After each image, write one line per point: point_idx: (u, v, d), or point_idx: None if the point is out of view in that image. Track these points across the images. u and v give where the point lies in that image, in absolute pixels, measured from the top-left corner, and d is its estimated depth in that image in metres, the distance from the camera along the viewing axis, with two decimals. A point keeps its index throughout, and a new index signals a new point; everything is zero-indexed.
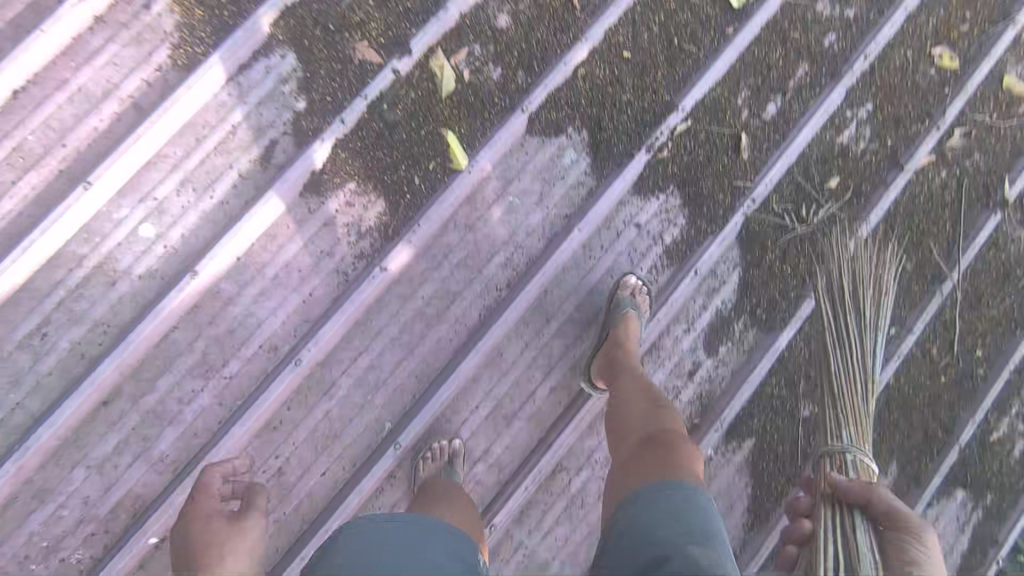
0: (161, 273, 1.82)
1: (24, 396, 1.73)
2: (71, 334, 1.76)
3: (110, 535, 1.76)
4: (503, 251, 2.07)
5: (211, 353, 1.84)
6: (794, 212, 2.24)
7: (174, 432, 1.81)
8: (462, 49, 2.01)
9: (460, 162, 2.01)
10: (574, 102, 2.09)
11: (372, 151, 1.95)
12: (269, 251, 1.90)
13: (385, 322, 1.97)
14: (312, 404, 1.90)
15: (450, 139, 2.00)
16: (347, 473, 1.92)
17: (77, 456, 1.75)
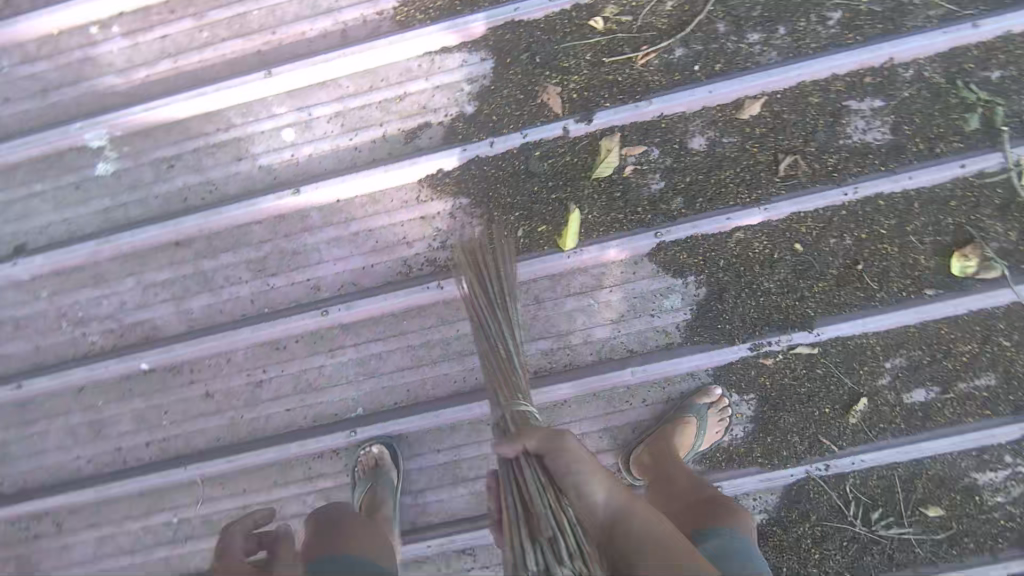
0: (277, 174, 2.02)
1: (133, 200, 2.04)
2: (189, 177, 2.03)
3: (121, 340, 2.04)
4: (552, 340, 1.99)
5: (270, 258, 2.02)
6: (863, 508, 1.94)
7: (207, 299, 2.03)
8: (639, 146, 1.91)
9: (566, 244, 1.93)
10: (709, 257, 1.92)
11: (497, 183, 1.95)
12: (365, 210, 2.01)
13: (413, 329, 2.01)
14: (314, 351, 2.02)
15: (571, 217, 1.92)
16: (302, 422, 2.01)
17: (137, 267, 2.04)
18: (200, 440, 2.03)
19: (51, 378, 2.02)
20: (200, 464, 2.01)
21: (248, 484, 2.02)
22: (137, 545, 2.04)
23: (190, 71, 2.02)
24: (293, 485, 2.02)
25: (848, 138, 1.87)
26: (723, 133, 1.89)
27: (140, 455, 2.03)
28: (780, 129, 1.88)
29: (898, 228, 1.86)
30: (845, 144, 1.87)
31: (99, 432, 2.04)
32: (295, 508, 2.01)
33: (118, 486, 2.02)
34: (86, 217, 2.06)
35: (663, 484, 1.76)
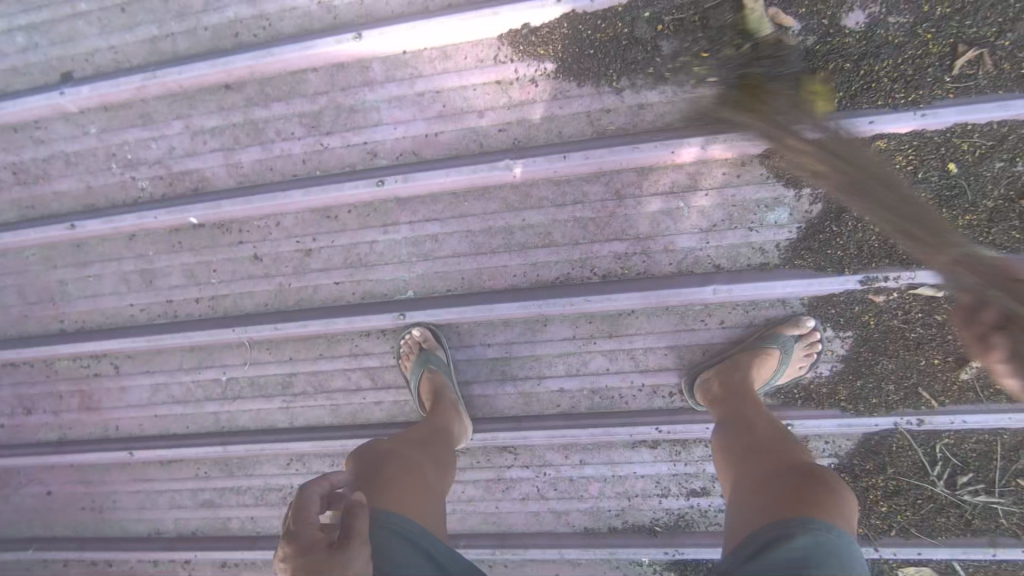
0: (338, 15, 1.74)
1: (179, 32, 1.82)
2: (239, 10, 1.78)
3: (171, 189, 1.94)
4: (629, 243, 1.76)
5: (325, 115, 1.81)
6: (950, 470, 1.74)
7: (257, 153, 1.87)
8: (785, 18, 1.55)
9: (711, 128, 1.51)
10: None
11: (591, 48, 1.64)
12: (433, 68, 1.73)
13: (475, 212, 1.81)
14: (367, 224, 1.86)
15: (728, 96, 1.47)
16: (351, 298, 1.91)
17: (186, 111, 1.87)
18: (250, 302, 1.97)
19: (100, 221, 1.94)
20: (247, 327, 1.95)
21: (296, 351, 1.99)
22: (192, 393, 2.09)
23: None
24: (340, 359, 1.97)
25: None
26: (893, 13, 1.52)
27: (190, 310, 2.01)
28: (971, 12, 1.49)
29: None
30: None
31: (151, 281, 2.02)
32: (341, 381, 1.98)
33: (168, 337, 2.00)
34: (129, 47, 1.85)
35: (738, 424, 1.48)
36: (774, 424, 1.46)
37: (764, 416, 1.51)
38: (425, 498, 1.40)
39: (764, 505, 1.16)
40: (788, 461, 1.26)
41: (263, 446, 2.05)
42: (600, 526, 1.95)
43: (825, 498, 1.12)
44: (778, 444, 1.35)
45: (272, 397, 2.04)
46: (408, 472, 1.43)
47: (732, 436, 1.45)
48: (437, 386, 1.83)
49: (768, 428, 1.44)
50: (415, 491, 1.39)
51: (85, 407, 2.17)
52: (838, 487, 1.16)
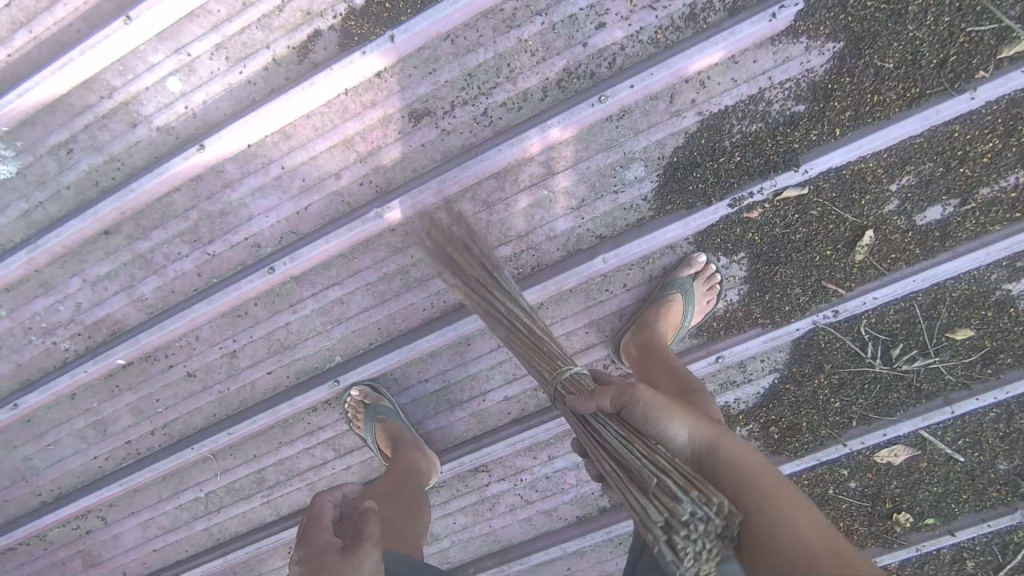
0: (178, 132, 1.84)
1: (46, 197, 1.92)
2: (91, 159, 1.87)
3: (91, 341, 2.02)
4: (513, 244, 1.81)
5: (201, 226, 1.89)
6: (882, 346, 1.79)
7: (155, 281, 1.95)
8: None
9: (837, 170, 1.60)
10: (675, 112, 1.68)
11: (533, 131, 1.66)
12: (280, 149, 1.81)
13: (367, 265, 1.87)
14: (275, 311, 1.93)
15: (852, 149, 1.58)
16: (287, 381, 1.99)
17: (77, 266, 1.96)
18: (199, 418, 2.05)
19: (38, 392, 2.03)
20: (203, 442, 2.03)
21: (258, 448, 2.06)
22: (179, 518, 2.16)
23: (47, 36, 1.78)
24: (299, 441, 2.05)
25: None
26: None
27: (150, 444, 2.09)
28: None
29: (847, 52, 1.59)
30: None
31: (105, 430, 2.10)
32: (308, 461, 2.05)
33: (138, 475, 2.08)
34: (7, 227, 1.95)
35: (646, 392, 1.54)
36: (681, 376, 1.53)
37: (676, 372, 1.56)
38: (396, 540, 1.44)
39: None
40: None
41: (260, 545, 2.12)
42: (588, 508, 2.03)
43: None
44: (676, 400, 1.42)
45: (251, 496, 2.11)
46: (385, 521, 1.51)
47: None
48: (395, 431, 1.86)
49: (669, 386, 1.50)
50: (379, 533, 1.45)
51: (89, 565, 2.24)
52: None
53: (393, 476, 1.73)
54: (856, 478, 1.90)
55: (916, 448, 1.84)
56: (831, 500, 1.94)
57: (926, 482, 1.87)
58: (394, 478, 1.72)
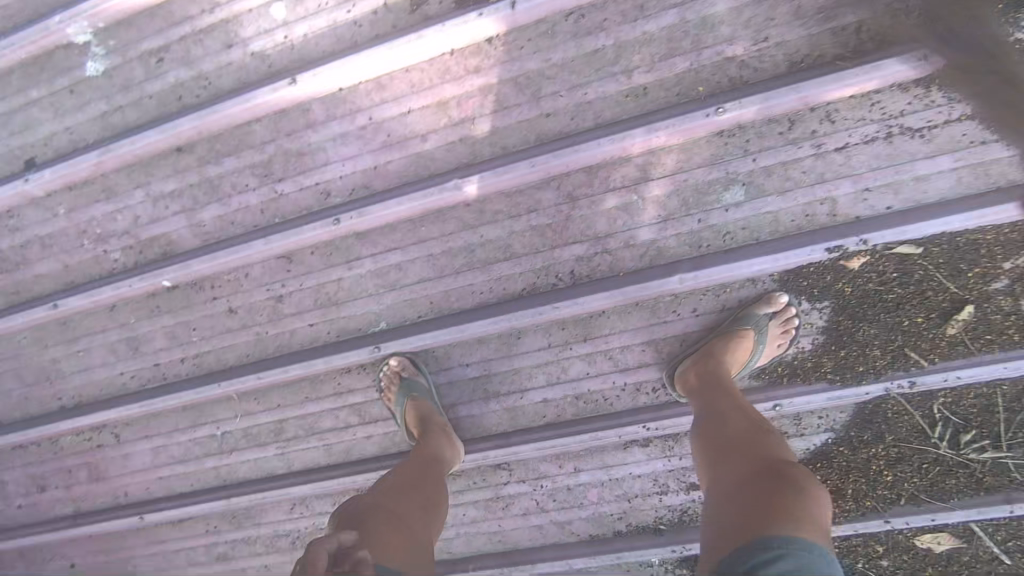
0: (271, 61, 1.77)
1: (128, 103, 1.88)
2: (179, 73, 1.83)
3: (141, 256, 1.99)
4: (589, 244, 1.72)
5: (274, 162, 1.83)
6: (952, 429, 1.66)
7: (218, 209, 1.90)
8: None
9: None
10: (793, 139, 1.56)
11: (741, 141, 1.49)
12: (371, 99, 1.74)
13: (434, 235, 1.80)
14: (331, 263, 1.87)
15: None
16: (327, 337, 1.93)
17: (144, 179, 1.93)
18: (231, 356, 2.00)
19: (80, 296, 2.01)
20: (231, 380, 1.98)
21: (283, 397, 2.01)
22: (190, 450, 2.12)
23: None
24: (326, 399, 1.99)
25: None
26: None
27: (177, 371, 2.05)
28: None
29: None
30: None
31: (137, 348, 2.06)
32: (330, 421, 1.99)
33: (160, 398, 2.05)
34: (84, 125, 1.92)
35: (712, 427, 1.44)
36: (752, 414, 1.46)
37: (744, 408, 1.49)
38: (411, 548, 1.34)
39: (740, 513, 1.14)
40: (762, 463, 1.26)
41: (264, 495, 2.07)
42: (605, 531, 1.93)
43: (797, 503, 1.12)
44: (751, 437, 1.35)
45: (266, 445, 2.06)
46: (395, 525, 1.38)
47: (705, 439, 1.42)
48: (424, 411, 1.81)
49: (741, 422, 1.42)
50: (398, 537, 1.34)
51: (94, 478, 2.22)
52: (805, 488, 1.16)
53: (412, 467, 1.65)
54: (890, 558, 1.77)
55: (961, 540, 1.72)
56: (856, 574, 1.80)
57: None
58: (411, 469, 1.65)
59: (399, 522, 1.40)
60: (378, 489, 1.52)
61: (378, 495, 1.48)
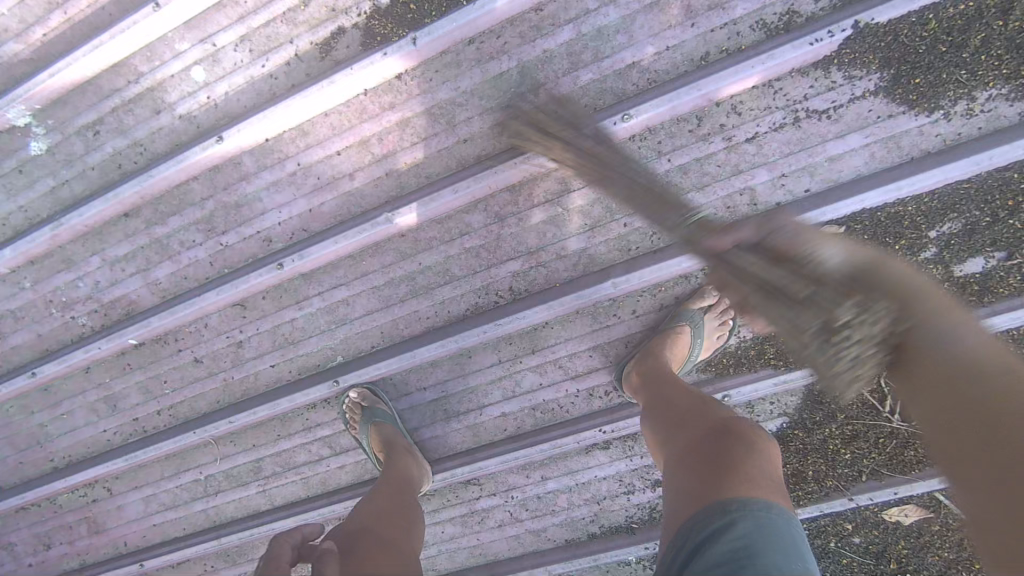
0: (199, 120, 1.84)
1: (73, 175, 1.96)
2: (116, 142, 1.91)
3: (106, 318, 2.07)
4: (522, 260, 1.76)
5: (216, 216, 1.90)
6: (903, 401, 1.68)
7: (170, 267, 1.97)
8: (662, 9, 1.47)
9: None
10: (702, 136, 1.59)
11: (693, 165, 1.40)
12: (297, 146, 1.81)
13: (375, 268, 1.85)
14: (282, 306, 1.93)
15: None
16: (289, 377, 1.99)
17: (98, 245, 2.01)
18: (203, 404, 2.07)
19: (55, 363, 2.09)
20: (205, 427, 2.05)
21: (257, 438, 2.08)
22: (178, 497, 2.20)
23: (82, 17, 1.82)
24: (297, 435, 2.05)
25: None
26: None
27: (156, 423, 2.13)
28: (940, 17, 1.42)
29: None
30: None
31: (115, 406, 2.15)
32: (304, 456, 2.05)
33: (143, 452, 2.13)
34: (37, 201, 2.01)
35: (660, 411, 1.45)
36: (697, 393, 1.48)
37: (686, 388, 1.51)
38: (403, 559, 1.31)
39: (693, 479, 1.13)
40: (709, 428, 1.27)
41: (252, 534, 2.14)
42: (579, 534, 1.97)
43: (745, 460, 1.13)
44: (696, 410, 1.37)
45: (248, 484, 2.13)
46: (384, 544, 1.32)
47: (659, 420, 1.43)
48: (388, 436, 1.86)
49: (684, 400, 1.45)
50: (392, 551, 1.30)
51: (94, 532, 2.31)
52: (753, 446, 1.17)
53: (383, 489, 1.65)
54: (861, 534, 1.80)
55: (928, 510, 1.74)
56: (831, 553, 1.84)
57: (938, 547, 1.75)
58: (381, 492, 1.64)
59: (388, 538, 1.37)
60: (360, 511, 1.48)
61: (362, 519, 1.44)
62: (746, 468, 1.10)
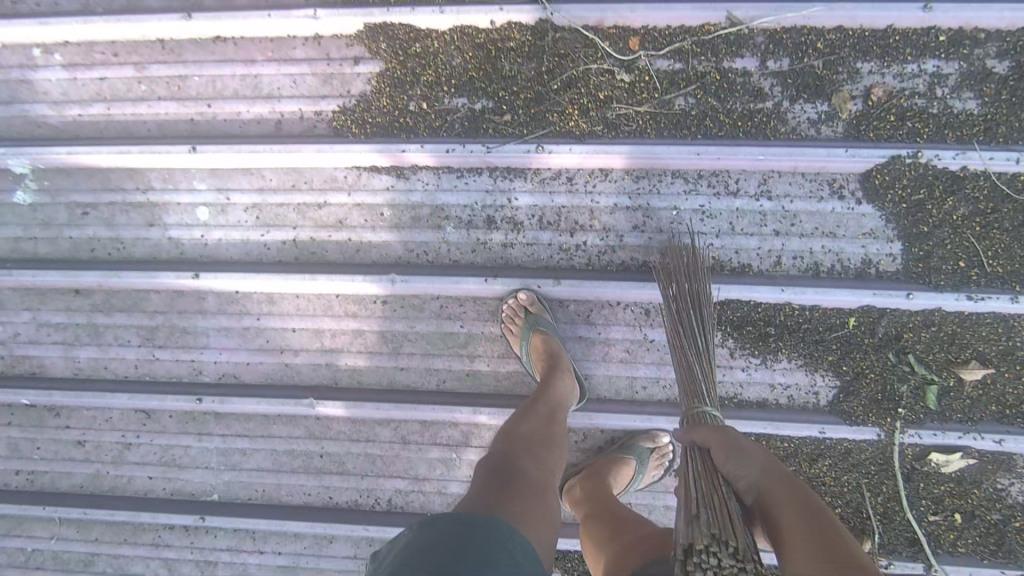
0: (183, 250, 2.02)
1: (42, 237, 2.04)
2: (98, 229, 2.03)
3: (8, 369, 2.10)
4: (407, 481, 2.05)
5: (161, 331, 2.05)
6: None
7: (93, 352, 2.07)
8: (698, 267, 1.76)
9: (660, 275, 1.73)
10: (582, 448, 2.03)
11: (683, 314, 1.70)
12: (262, 308, 2.02)
13: (280, 434, 2.06)
14: (185, 431, 2.08)
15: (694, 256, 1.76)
16: (161, 494, 2.10)
17: (35, 304, 2.07)
18: (65, 483, 2.12)
19: None
20: (56, 509, 2.09)
21: (102, 534, 2.13)
22: None
23: (122, 121, 1.98)
24: (141, 546, 2.12)
25: (811, 448, 1.90)
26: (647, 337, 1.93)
27: (6, 481, 2.13)
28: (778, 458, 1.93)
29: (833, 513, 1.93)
30: (808, 445, 1.90)
31: None
32: (138, 567, 2.12)
33: None
34: None
35: (525, 433, 1.53)
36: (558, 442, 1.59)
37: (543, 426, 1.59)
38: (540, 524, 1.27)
39: (488, 491, 1.29)
40: (530, 474, 1.39)
41: None
42: None
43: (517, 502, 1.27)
44: (534, 439, 1.52)
45: (71, 572, 2.15)
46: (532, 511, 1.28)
47: (518, 438, 1.51)
48: None
49: (535, 427, 1.57)
50: (539, 518, 1.28)
51: None
52: (515, 476, 1.35)
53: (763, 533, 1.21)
54: None
55: None
56: None
57: None
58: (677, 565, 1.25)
59: (538, 508, 1.30)
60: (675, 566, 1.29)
61: (542, 510, 1.31)
62: (511, 494, 1.29)
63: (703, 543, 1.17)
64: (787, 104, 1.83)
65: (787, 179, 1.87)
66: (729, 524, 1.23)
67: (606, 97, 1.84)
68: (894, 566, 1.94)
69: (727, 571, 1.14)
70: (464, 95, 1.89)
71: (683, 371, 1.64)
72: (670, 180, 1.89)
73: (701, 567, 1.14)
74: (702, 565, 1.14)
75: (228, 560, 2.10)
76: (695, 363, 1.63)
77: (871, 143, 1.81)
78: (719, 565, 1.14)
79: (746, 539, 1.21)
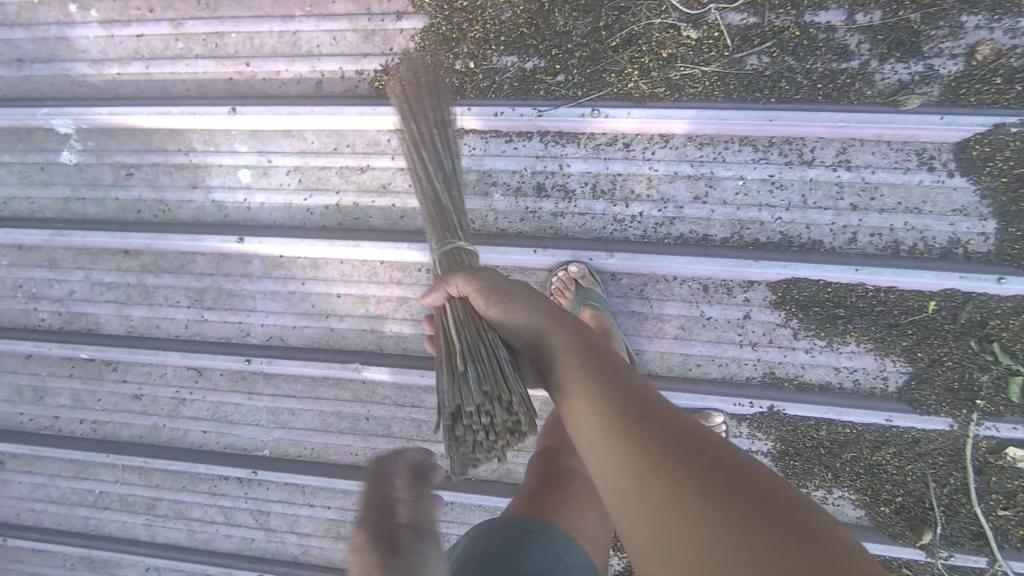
0: (227, 213, 1.99)
1: (89, 197, 2.04)
2: (142, 190, 2.00)
3: (67, 325, 2.16)
4: None
5: (209, 293, 2.06)
6: None
7: (145, 312, 2.10)
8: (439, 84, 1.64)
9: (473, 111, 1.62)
10: None
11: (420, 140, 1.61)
12: (306, 274, 2.00)
13: (327, 397, 2.08)
14: (236, 390, 2.12)
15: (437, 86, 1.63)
16: (216, 448, 2.18)
17: (87, 263, 2.10)
18: (127, 434, 2.22)
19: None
20: (119, 457, 2.19)
21: (163, 481, 2.24)
22: (66, 496, 2.32)
23: (160, 79, 1.91)
24: (200, 494, 2.23)
25: (877, 435, 1.81)
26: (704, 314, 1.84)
27: (73, 429, 2.24)
28: (839, 443, 1.84)
29: (893, 502, 1.84)
30: (872, 432, 1.81)
31: (41, 397, 2.23)
32: (198, 513, 2.25)
33: (48, 451, 2.23)
34: (42, 200, 2.06)
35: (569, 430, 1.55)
36: None
37: None
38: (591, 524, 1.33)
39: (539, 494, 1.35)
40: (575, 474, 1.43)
41: (123, 557, 2.29)
42: None
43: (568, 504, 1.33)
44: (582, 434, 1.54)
45: (137, 513, 2.28)
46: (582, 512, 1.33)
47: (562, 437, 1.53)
48: None
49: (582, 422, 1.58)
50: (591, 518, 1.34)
51: None
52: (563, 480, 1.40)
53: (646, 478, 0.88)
54: None
55: None
56: None
57: None
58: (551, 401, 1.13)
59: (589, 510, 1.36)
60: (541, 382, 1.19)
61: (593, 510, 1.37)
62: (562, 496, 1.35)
63: (470, 405, 1.34)
64: (876, 63, 1.63)
65: (870, 149, 1.69)
66: (492, 380, 1.37)
67: (671, 56, 1.67)
68: (953, 559, 1.84)
69: (500, 425, 1.35)
70: (515, 54, 1.74)
71: (427, 196, 1.60)
72: (738, 147, 1.73)
73: (471, 432, 1.36)
74: (471, 429, 1.35)
75: (281, 511, 2.20)
76: (437, 184, 1.59)
77: (971, 110, 1.61)
78: (493, 422, 1.35)
79: (477, 388, 1.37)
